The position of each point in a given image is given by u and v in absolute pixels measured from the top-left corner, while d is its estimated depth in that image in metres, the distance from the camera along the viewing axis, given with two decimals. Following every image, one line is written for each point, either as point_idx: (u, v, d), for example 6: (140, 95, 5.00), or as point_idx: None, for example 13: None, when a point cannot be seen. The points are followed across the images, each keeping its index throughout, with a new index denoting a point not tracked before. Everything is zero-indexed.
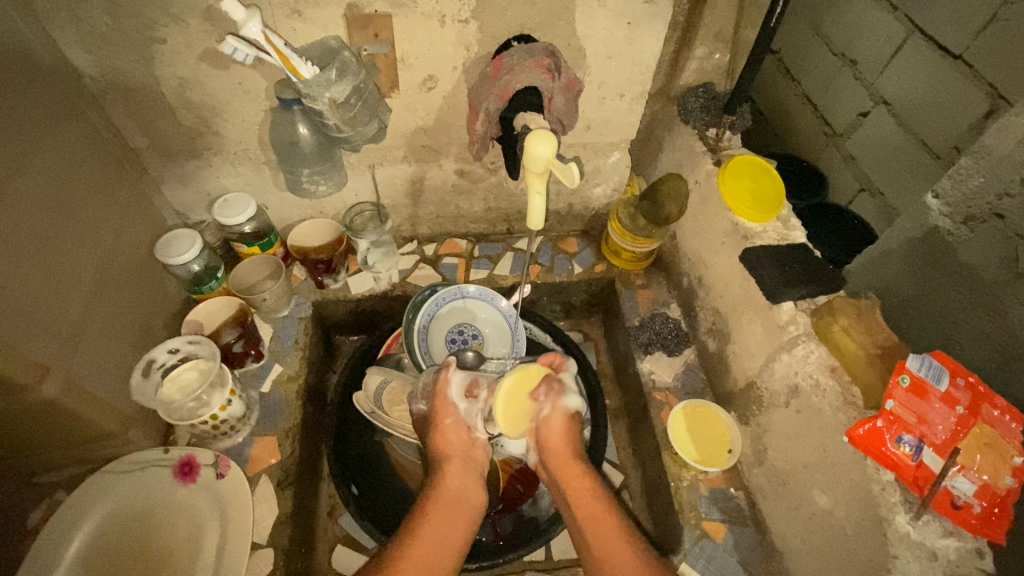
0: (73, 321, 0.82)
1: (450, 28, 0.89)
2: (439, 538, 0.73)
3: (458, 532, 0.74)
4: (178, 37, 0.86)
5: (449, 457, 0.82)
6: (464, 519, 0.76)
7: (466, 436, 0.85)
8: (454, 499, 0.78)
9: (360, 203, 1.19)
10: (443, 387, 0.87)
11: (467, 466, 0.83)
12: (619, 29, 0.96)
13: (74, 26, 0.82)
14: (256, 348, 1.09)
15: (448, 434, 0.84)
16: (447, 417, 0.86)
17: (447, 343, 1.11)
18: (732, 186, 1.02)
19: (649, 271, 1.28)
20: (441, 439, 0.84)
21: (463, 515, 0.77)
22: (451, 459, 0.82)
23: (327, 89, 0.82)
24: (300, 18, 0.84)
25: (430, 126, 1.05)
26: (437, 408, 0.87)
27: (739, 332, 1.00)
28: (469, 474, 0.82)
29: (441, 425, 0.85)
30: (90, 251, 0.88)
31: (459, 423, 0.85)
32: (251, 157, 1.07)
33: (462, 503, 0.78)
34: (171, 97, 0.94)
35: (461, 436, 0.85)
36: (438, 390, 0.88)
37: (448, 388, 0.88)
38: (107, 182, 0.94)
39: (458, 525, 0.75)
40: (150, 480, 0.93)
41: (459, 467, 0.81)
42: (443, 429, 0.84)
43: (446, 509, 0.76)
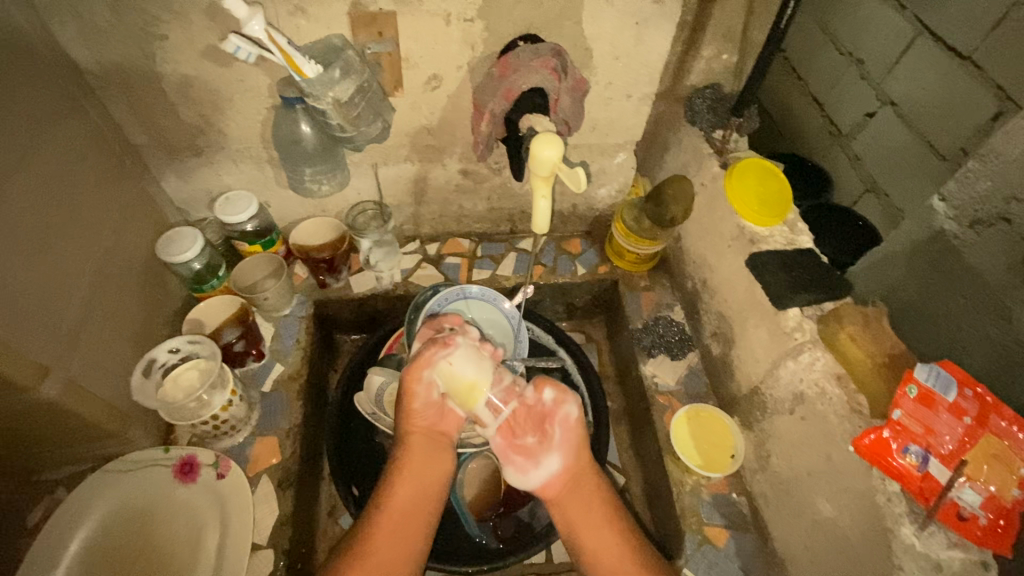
0: (74, 320, 0.82)
1: (455, 26, 0.88)
2: (406, 518, 0.78)
3: (424, 507, 0.81)
4: (180, 33, 0.85)
5: (413, 431, 0.84)
6: (429, 491, 0.82)
7: (433, 409, 0.85)
8: (419, 476, 0.82)
9: (362, 201, 1.18)
10: (422, 363, 0.81)
11: (432, 440, 0.85)
12: (626, 29, 0.94)
13: (75, 22, 0.81)
14: (256, 348, 1.08)
15: (418, 410, 0.84)
16: (416, 397, 0.83)
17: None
18: (740, 188, 1.00)
19: (652, 273, 1.27)
20: (409, 412, 0.84)
21: (427, 493, 0.82)
22: (415, 433, 0.84)
23: (330, 88, 0.81)
24: (303, 15, 0.83)
25: (434, 126, 1.04)
26: (410, 383, 0.83)
27: (743, 337, 0.99)
28: (434, 446, 0.85)
29: (410, 403, 0.84)
30: (91, 250, 0.87)
31: (429, 404, 0.84)
32: (253, 155, 1.06)
33: (426, 481, 0.82)
34: (173, 93, 0.93)
35: (432, 410, 0.85)
36: (416, 364, 0.82)
37: (426, 363, 0.82)
38: (108, 179, 0.93)
39: (424, 501, 0.81)
40: (150, 479, 0.93)
41: (423, 443, 0.83)
42: (414, 405, 0.83)
43: (412, 486, 0.81)
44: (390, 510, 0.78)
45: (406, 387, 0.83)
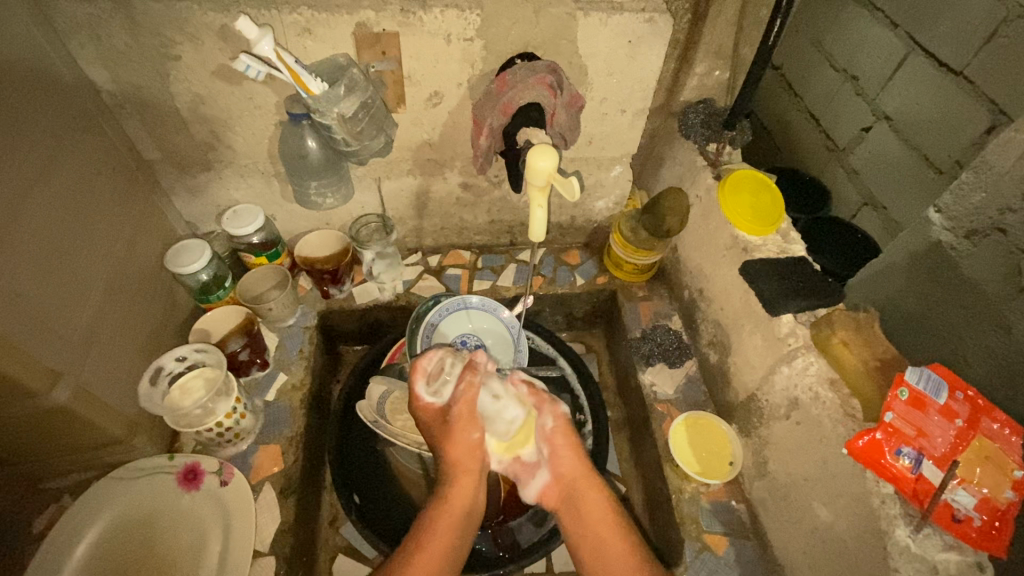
0: (85, 328, 0.84)
1: (455, 46, 0.91)
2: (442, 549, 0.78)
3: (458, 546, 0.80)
4: (192, 54, 0.88)
5: (461, 470, 0.84)
6: (462, 532, 0.81)
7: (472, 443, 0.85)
8: (456, 507, 0.82)
9: (365, 214, 1.22)
10: (473, 395, 0.86)
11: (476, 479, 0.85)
12: (620, 47, 0.95)
13: (94, 44, 0.85)
14: (261, 357, 1.11)
15: (465, 449, 0.85)
16: (470, 432, 0.85)
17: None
18: (733, 201, 1.03)
19: (651, 284, 1.29)
20: (456, 446, 0.84)
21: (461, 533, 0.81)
22: (461, 472, 0.84)
23: (336, 105, 0.85)
24: (310, 36, 0.85)
25: (435, 141, 1.07)
26: (462, 419, 0.85)
27: (739, 344, 1.00)
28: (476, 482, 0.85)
29: (465, 436, 0.85)
30: (103, 261, 0.90)
31: (472, 443, 0.85)
32: (261, 170, 1.09)
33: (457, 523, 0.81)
34: (185, 111, 0.97)
35: (477, 455, 0.86)
36: (467, 397, 0.86)
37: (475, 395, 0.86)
38: (119, 193, 0.96)
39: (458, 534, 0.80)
40: (155, 486, 0.94)
41: (468, 483, 0.84)
42: (462, 442, 0.85)
43: (451, 521, 0.80)
44: (429, 546, 0.77)
45: (457, 425, 0.85)
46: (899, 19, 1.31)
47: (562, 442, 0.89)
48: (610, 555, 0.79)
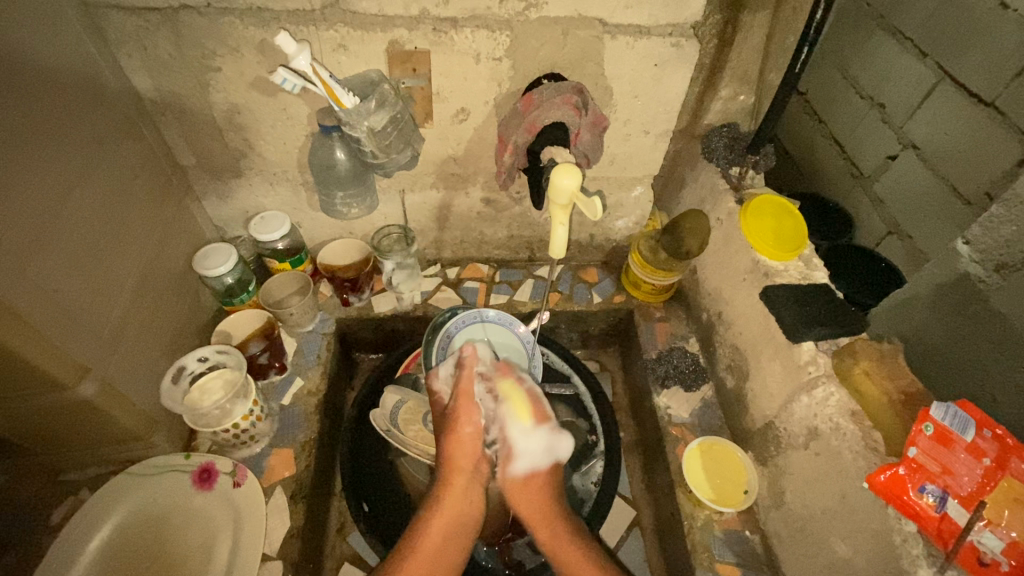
0: (115, 325, 0.86)
1: (484, 65, 0.92)
2: (441, 546, 0.83)
3: (456, 541, 0.85)
4: (231, 66, 0.91)
5: (457, 471, 0.89)
6: (461, 527, 0.87)
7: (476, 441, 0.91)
8: (457, 508, 0.87)
9: (388, 225, 1.23)
10: (468, 390, 0.93)
11: (473, 479, 0.90)
12: (646, 70, 0.95)
13: (140, 54, 0.89)
14: (279, 361, 1.13)
15: (464, 443, 0.90)
16: (466, 425, 0.91)
17: None
18: (755, 224, 1.02)
19: (668, 305, 1.29)
20: (457, 447, 0.90)
21: (464, 528, 0.87)
22: (453, 472, 0.90)
23: (366, 119, 0.86)
24: (345, 51, 0.88)
25: (460, 156, 1.09)
26: (460, 409, 0.92)
27: (758, 370, 0.99)
28: (474, 483, 0.90)
29: (459, 431, 0.91)
30: (135, 261, 0.92)
31: (474, 432, 0.92)
32: (290, 178, 1.12)
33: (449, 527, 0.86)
34: (220, 120, 1.00)
35: (475, 450, 0.91)
36: (463, 391, 0.93)
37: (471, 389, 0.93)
38: (153, 196, 0.99)
39: (458, 532, 0.86)
40: (170, 484, 0.96)
41: (462, 482, 0.89)
42: (461, 436, 0.91)
43: (447, 523, 0.86)
44: (426, 541, 0.83)
45: (454, 417, 0.92)
46: (928, 48, 1.30)
47: (517, 485, 0.92)
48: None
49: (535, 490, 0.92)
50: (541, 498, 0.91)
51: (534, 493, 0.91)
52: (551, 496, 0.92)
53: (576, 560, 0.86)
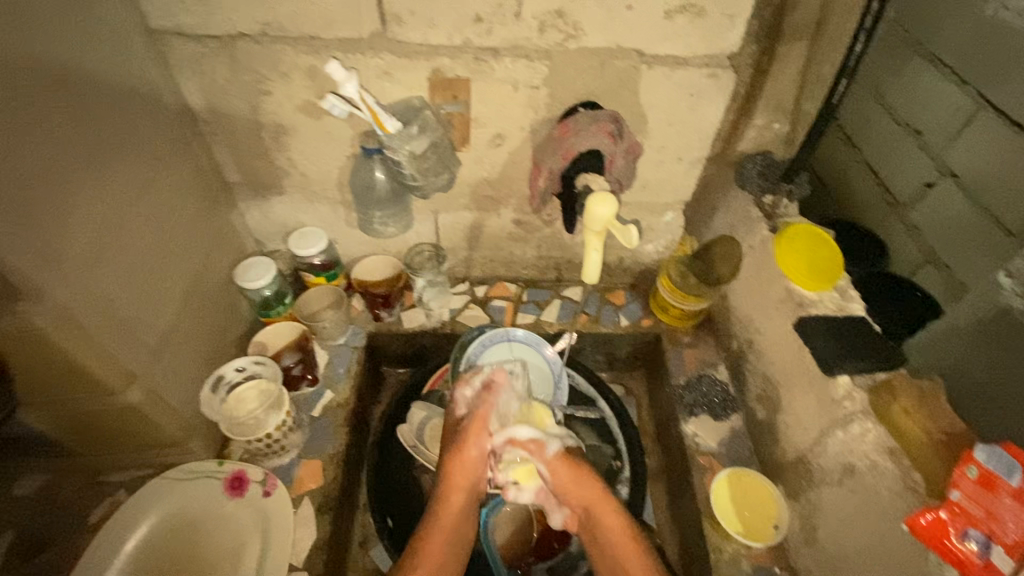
0: (161, 334, 0.90)
1: (522, 92, 0.95)
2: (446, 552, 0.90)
3: (459, 545, 0.92)
4: (281, 90, 0.95)
5: (456, 488, 0.94)
6: (460, 533, 0.93)
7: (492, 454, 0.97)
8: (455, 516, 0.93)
9: (420, 243, 1.26)
10: (486, 412, 0.97)
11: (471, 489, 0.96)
12: (681, 100, 0.97)
13: (198, 78, 0.94)
14: (312, 373, 1.16)
15: (467, 460, 0.95)
16: (472, 445, 0.95)
17: None
18: (790, 254, 1.02)
19: (697, 330, 1.28)
20: (460, 463, 0.94)
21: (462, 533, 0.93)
22: (455, 490, 0.94)
23: (407, 143, 0.90)
24: (389, 79, 0.92)
25: (493, 179, 1.11)
26: (471, 430, 0.96)
27: (790, 402, 0.97)
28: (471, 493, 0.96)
29: (464, 450, 0.95)
30: (182, 273, 0.97)
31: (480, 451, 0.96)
32: (329, 197, 1.16)
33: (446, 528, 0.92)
34: (268, 140, 1.04)
35: (475, 466, 0.96)
36: (483, 413, 0.97)
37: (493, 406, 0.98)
38: (202, 211, 1.04)
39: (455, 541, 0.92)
40: (203, 490, 0.98)
41: (461, 494, 0.94)
42: (466, 454, 0.95)
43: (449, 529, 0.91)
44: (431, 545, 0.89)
45: (462, 437, 0.96)
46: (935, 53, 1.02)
47: (566, 476, 0.95)
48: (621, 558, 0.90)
49: (571, 479, 0.95)
50: (572, 486, 0.95)
51: (575, 480, 0.95)
52: (580, 483, 0.95)
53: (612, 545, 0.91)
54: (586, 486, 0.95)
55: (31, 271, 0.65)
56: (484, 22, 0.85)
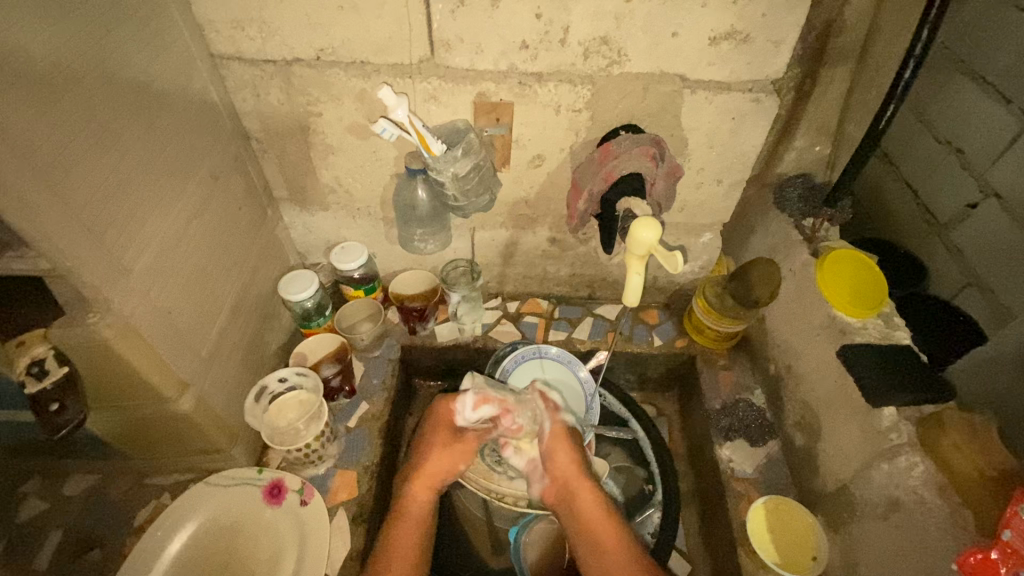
0: (212, 345, 0.94)
1: (564, 115, 0.96)
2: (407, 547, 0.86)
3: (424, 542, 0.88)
4: (332, 112, 0.99)
5: (425, 477, 0.93)
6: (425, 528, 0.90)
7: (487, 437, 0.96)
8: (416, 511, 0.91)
9: (455, 259, 1.29)
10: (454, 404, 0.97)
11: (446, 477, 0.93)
12: (723, 123, 0.97)
13: (254, 100, 0.98)
14: (349, 385, 1.18)
15: (436, 454, 0.94)
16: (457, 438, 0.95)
17: None
18: (832, 280, 1.00)
19: (732, 353, 1.27)
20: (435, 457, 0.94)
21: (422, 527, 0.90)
22: (423, 486, 0.93)
23: (452, 165, 0.93)
24: (435, 102, 0.94)
25: (531, 199, 1.13)
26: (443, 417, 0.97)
27: (832, 431, 0.95)
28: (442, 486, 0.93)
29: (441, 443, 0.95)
30: (232, 285, 1.00)
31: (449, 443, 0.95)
32: (371, 213, 1.19)
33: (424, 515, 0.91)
34: (316, 159, 1.08)
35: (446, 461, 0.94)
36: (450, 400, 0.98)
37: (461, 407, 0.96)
38: (251, 225, 1.08)
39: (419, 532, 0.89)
40: (243, 496, 1.01)
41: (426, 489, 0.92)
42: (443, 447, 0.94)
43: (413, 522, 0.89)
44: (398, 540, 0.87)
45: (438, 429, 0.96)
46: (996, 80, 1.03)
47: (557, 453, 0.94)
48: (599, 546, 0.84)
49: (560, 459, 0.93)
50: (564, 469, 0.92)
51: (563, 459, 0.93)
52: (573, 469, 0.92)
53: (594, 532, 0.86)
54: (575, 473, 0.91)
55: (101, 286, 0.67)
56: (531, 48, 0.87)
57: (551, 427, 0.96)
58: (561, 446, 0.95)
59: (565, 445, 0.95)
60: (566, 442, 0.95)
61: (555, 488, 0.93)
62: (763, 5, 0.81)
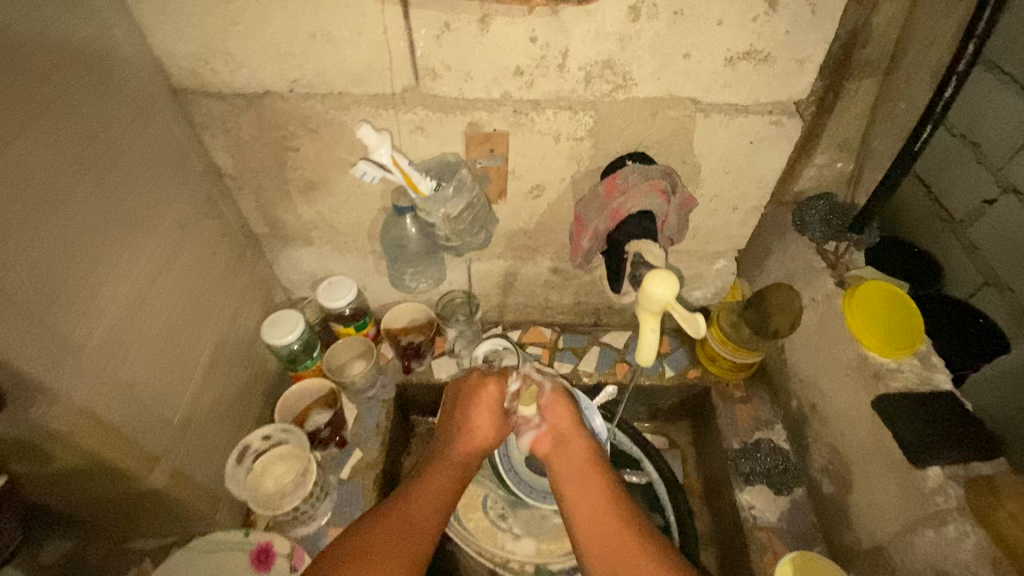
0: (186, 408, 0.85)
1: (564, 144, 0.87)
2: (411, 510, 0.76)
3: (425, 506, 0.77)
4: (310, 145, 0.90)
5: (441, 443, 0.87)
6: (428, 495, 0.78)
7: (495, 406, 0.90)
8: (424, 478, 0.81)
9: (451, 290, 1.22)
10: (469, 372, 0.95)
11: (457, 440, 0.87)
12: (740, 147, 0.88)
13: (224, 135, 0.89)
14: (339, 436, 1.10)
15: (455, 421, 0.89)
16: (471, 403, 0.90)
17: None
18: (866, 317, 0.91)
19: (750, 384, 1.18)
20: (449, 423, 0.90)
21: (432, 503, 0.78)
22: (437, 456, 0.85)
23: (443, 205, 0.84)
24: (422, 133, 0.85)
25: (530, 229, 1.04)
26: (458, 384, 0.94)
27: (866, 484, 0.87)
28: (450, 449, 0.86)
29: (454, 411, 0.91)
30: (207, 339, 0.92)
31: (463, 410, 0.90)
32: (358, 247, 1.11)
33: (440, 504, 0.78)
34: (296, 195, 0.99)
35: (468, 428, 0.89)
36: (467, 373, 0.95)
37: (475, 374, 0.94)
38: (228, 268, 0.99)
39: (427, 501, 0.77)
40: (228, 565, 0.94)
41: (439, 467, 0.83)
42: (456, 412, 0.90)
43: (420, 495, 0.78)
44: (398, 501, 0.76)
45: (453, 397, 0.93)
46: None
47: (559, 413, 0.91)
48: (600, 503, 0.78)
49: (564, 418, 0.91)
50: (568, 430, 0.89)
51: (566, 419, 0.90)
52: (575, 429, 0.89)
53: (593, 491, 0.79)
54: (578, 437, 0.88)
55: (43, 375, 0.59)
56: (526, 74, 0.78)
57: (552, 390, 0.94)
58: (564, 407, 0.92)
59: (566, 402, 0.93)
60: (567, 405, 0.93)
61: (554, 448, 0.88)
62: (786, 21, 0.72)
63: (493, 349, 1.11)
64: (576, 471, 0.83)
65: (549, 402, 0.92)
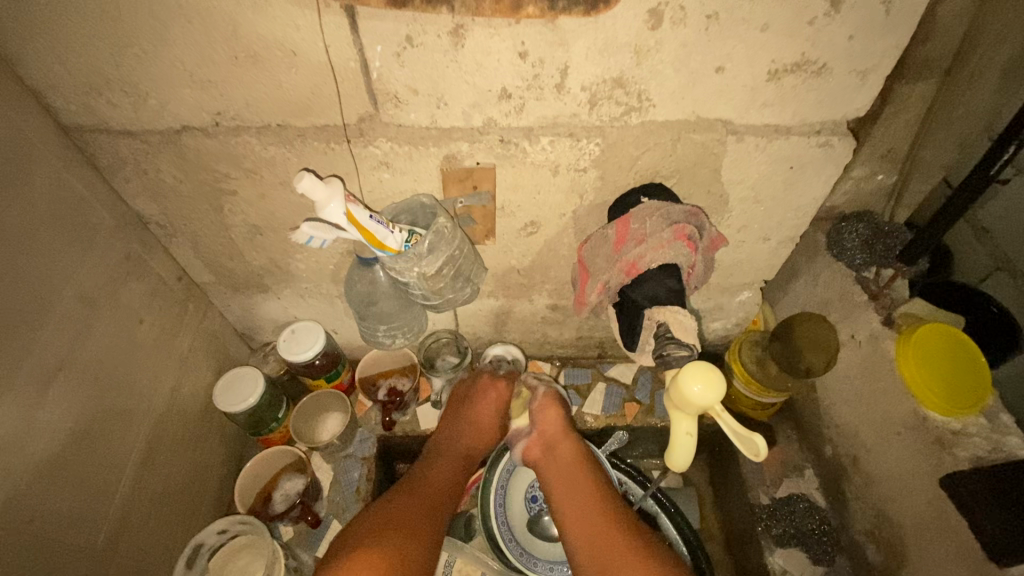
0: (114, 519, 0.71)
1: (564, 176, 0.71)
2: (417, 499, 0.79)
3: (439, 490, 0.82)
4: (249, 187, 0.72)
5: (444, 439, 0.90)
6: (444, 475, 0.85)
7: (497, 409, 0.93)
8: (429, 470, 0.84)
9: (435, 330, 1.06)
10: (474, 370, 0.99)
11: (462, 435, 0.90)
12: (777, 173, 0.72)
13: (140, 179, 0.72)
14: (312, 514, 0.94)
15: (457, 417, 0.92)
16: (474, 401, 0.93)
17: (527, 501, 0.93)
18: (928, 370, 0.76)
19: (775, 422, 1.06)
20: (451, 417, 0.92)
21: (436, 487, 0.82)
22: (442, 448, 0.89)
23: (417, 263, 0.67)
24: (388, 170, 0.69)
25: (525, 268, 0.88)
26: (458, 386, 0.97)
27: (922, 562, 0.75)
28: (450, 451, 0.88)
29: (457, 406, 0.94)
30: (140, 426, 0.76)
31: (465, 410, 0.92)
32: (323, 292, 0.94)
33: (449, 488, 0.82)
34: (240, 241, 0.82)
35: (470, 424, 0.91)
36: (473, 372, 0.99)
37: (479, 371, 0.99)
38: (166, 332, 0.83)
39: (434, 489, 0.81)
40: None
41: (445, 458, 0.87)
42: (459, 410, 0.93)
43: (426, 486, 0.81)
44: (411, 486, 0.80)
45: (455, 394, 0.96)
46: None
47: (550, 416, 0.89)
48: (587, 503, 0.77)
49: (554, 422, 0.88)
50: (559, 432, 0.87)
51: (555, 422, 0.88)
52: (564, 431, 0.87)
53: (581, 485, 0.80)
54: (567, 437, 0.86)
55: None
56: (514, 97, 0.61)
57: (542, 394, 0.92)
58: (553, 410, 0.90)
59: (555, 405, 0.90)
60: (559, 409, 0.90)
61: (545, 449, 0.86)
62: (850, 24, 0.56)
63: (504, 352, 1.03)
64: (565, 464, 0.83)
65: (541, 406, 0.91)
